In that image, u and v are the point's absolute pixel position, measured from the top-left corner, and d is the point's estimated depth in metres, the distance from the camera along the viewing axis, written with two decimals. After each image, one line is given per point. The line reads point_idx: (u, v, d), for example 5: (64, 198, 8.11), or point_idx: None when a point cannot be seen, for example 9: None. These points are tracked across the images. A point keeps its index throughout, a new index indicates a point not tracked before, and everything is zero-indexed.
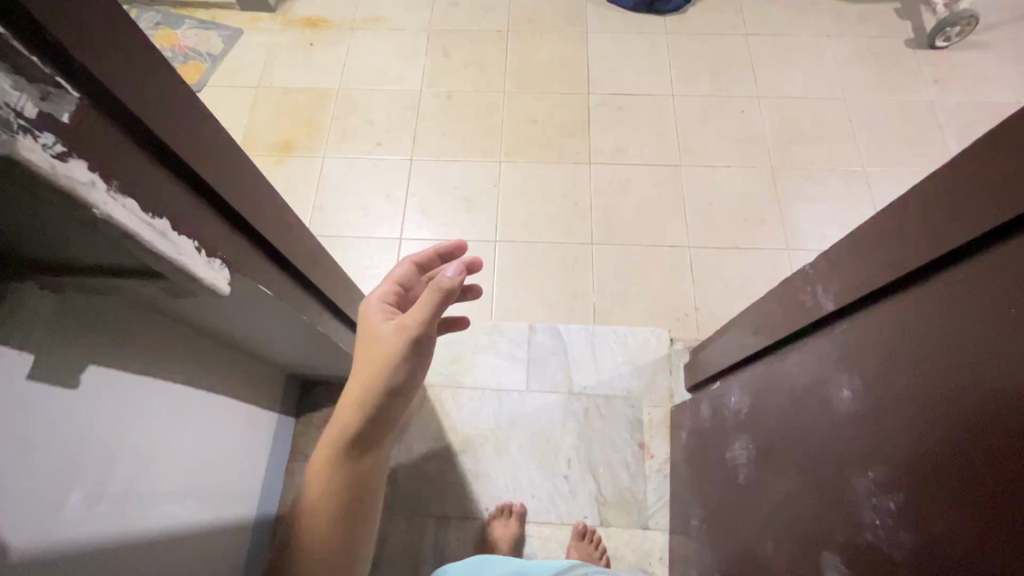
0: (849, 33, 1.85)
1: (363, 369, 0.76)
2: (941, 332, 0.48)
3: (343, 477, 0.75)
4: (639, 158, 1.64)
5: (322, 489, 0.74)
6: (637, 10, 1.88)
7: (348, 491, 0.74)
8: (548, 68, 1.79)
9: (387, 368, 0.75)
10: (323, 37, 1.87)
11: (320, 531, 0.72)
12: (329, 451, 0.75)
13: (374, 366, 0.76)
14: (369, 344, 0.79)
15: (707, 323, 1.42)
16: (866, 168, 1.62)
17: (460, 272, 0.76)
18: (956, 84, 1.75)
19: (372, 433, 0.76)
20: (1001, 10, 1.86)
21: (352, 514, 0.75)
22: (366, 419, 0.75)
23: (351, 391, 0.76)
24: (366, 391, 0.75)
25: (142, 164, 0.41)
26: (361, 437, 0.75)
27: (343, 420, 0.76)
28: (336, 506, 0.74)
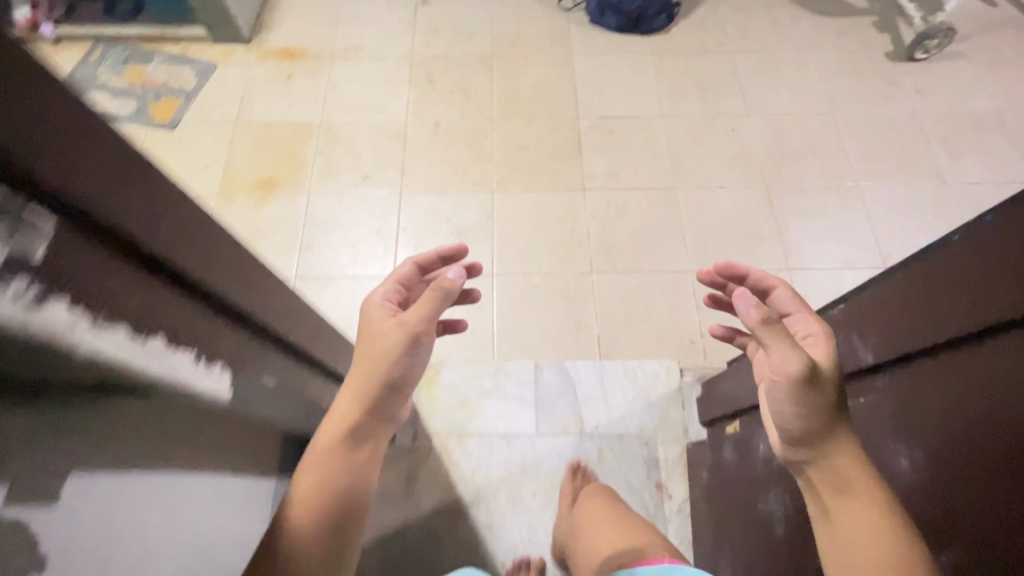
0: (832, 47, 1.86)
1: (363, 361, 0.73)
2: (999, 410, 0.49)
3: (339, 471, 0.67)
4: (633, 181, 1.62)
5: (315, 485, 0.65)
6: (621, 31, 1.87)
7: (343, 486, 0.67)
8: (535, 92, 1.76)
9: (388, 362, 0.72)
10: (302, 68, 1.82)
11: (301, 535, 0.62)
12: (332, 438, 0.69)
13: (376, 362, 0.72)
14: (370, 341, 0.74)
15: (714, 349, 1.39)
16: (859, 182, 1.62)
17: (462, 274, 0.75)
18: (938, 94, 1.76)
19: (373, 424, 0.72)
20: (976, 19, 1.89)
21: (344, 515, 0.66)
22: (368, 409, 0.71)
23: (355, 381, 0.72)
24: (371, 378, 0.72)
25: (152, 286, 0.37)
26: (363, 428, 0.71)
27: (343, 408, 0.71)
28: (329, 503, 0.65)
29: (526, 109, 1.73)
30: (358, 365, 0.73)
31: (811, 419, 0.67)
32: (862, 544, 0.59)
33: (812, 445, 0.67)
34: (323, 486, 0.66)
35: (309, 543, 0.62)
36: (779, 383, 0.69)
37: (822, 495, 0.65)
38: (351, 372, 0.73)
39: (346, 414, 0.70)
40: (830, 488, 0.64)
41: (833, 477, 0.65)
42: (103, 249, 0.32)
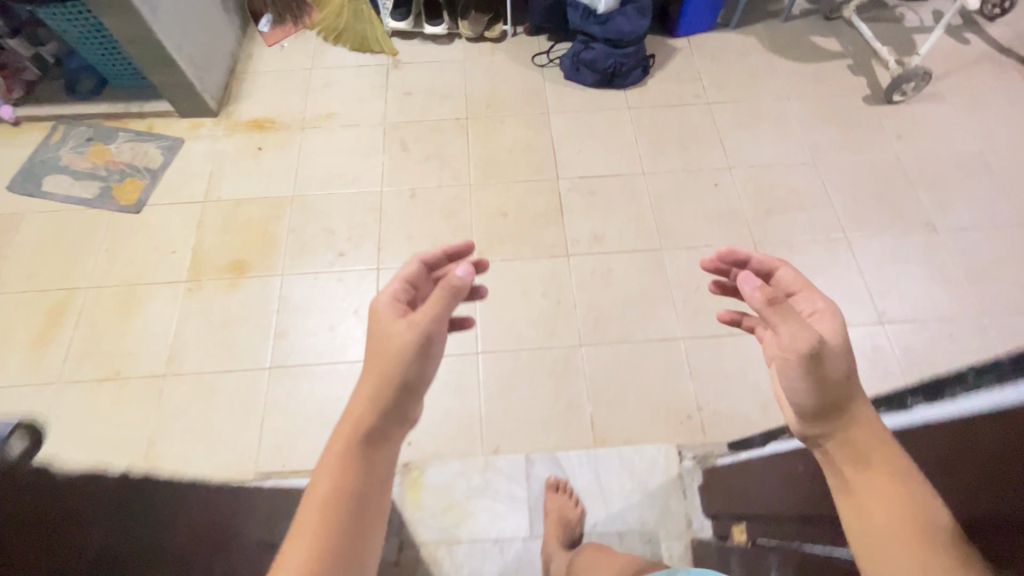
0: (809, 94, 1.84)
1: (373, 364, 0.68)
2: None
3: (350, 480, 0.63)
4: (618, 245, 1.57)
5: (324, 499, 0.61)
6: (597, 86, 1.85)
7: (355, 499, 0.62)
8: (513, 155, 1.73)
9: (401, 361, 0.68)
10: (272, 140, 1.77)
11: (309, 552, 0.57)
12: (342, 446, 0.64)
13: (387, 364, 0.68)
14: (380, 344, 0.70)
15: (714, 424, 1.33)
16: (846, 234, 1.59)
17: (472, 271, 0.72)
18: (918, 138, 1.75)
19: (386, 429, 0.67)
20: (950, 60, 1.90)
21: (355, 531, 0.61)
22: (381, 412, 0.66)
23: (363, 385, 0.68)
24: (382, 378, 0.67)
25: (120, 521, 0.55)
26: (376, 433, 0.66)
27: (352, 414, 0.66)
28: (337, 518, 0.60)
29: (505, 174, 1.69)
30: (367, 369, 0.69)
31: (821, 392, 0.70)
32: (877, 515, 0.61)
33: (835, 443, 0.69)
34: (333, 500, 0.61)
35: (315, 563, 0.57)
36: (788, 361, 0.72)
37: (843, 469, 0.67)
38: (360, 373, 0.69)
39: (361, 418, 0.66)
40: (851, 462, 0.66)
41: (854, 450, 0.67)
42: (82, 530, 0.49)
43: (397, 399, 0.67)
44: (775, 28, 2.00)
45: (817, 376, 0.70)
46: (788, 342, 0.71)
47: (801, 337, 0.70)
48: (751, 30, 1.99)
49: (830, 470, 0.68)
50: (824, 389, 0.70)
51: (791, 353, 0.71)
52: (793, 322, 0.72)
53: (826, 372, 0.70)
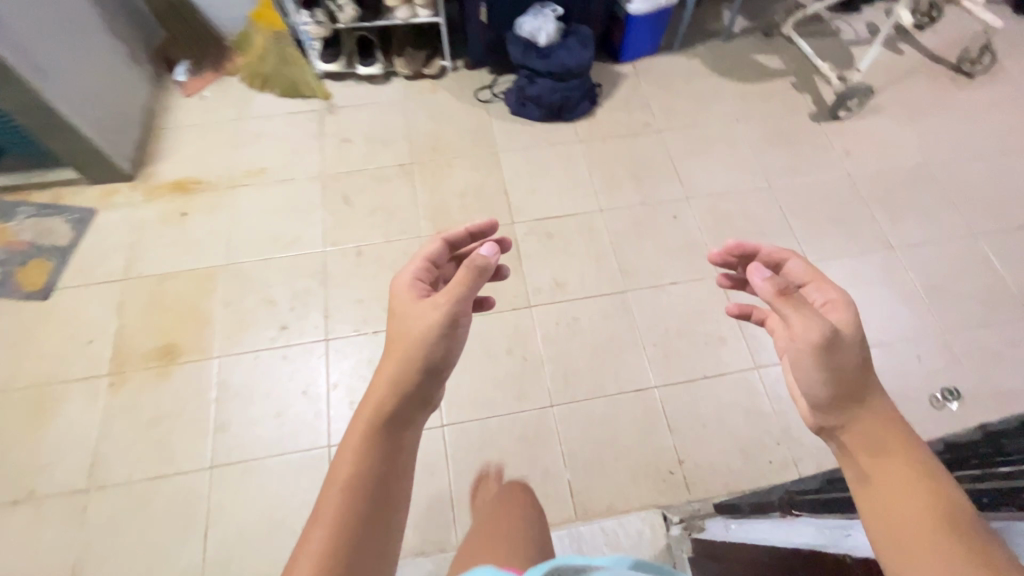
0: (757, 115, 1.83)
1: (399, 344, 0.72)
2: None
3: (374, 461, 0.66)
4: (581, 291, 1.50)
5: (348, 476, 0.65)
6: (545, 121, 1.77)
7: (377, 482, 0.65)
8: (463, 201, 1.63)
9: (431, 340, 0.72)
10: (198, 203, 1.61)
11: (331, 524, 0.61)
12: (366, 426, 0.68)
13: (413, 343, 0.72)
14: (405, 322, 0.74)
15: (697, 479, 1.27)
16: (808, 259, 1.57)
17: (495, 252, 0.75)
18: (866, 153, 1.76)
19: (408, 413, 0.71)
20: (887, 71, 1.92)
21: (376, 512, 0.64)
22: (405, 394, 0.71)
23: (390, 367, 0.72)
24: (406, 359, 0.71)
25: None
26: (400, 416, 0.70)
27: (377, 395, 0.70)
28: (360, 498, 0.63)
29: (457, 222, 1.59)
30: (393, 348, 0.73)
31: (838, 384, 0.79)
32: (894, 504, 0.66)
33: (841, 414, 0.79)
34: (359, 477, 0.65)
35: (338, 533, 0.61)
36: (801, 350, 0.80)
37: (859, 458, 0.74)
38: (385, 353, 0.73)
39: (387, 396, 0.70)
40: (868, 454, 0.73)
41: (871, 442, 0.74)
42: None
43: (422, 383, 0.71)
44: (717, 47, 1.98)
45: (831, 365, 0.79)
46: (804, 333, 0.79)
47: (814, 330, 0.78)
48: (694, 51, 1.96)
49: (848, 462, 0.74)
50: (840, 380, 0.78)
51: (808, 343, 0.79)
52: (806, 311, 0.80)
53: (840, 361, 0.79)
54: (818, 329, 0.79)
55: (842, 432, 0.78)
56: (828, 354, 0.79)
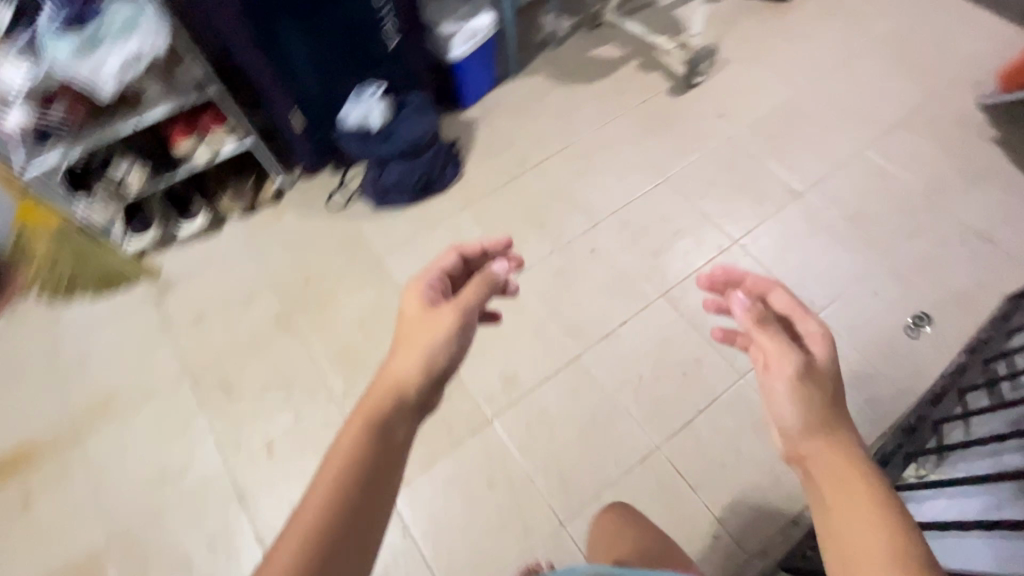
0: (622, 110, 1.74)
1: (411, 341, 0.80)
2: None
3: (370, 456, 0.67)
4: (537, 375, 1.31)
5: (343, 455, 0.66)
6: (417, 202, 1.57)
7: (371, 463, 0.66)
8: (366, 329, 1.39)
9: (432, 339, 0.79)
10: (42, 475, 1.25)
11: (324, 497, 0.62)
12: (364, 418, 0.71)
13: (418, 337, 0.80)
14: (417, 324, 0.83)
15: (743, 529, 1.14)
16: (735, 238, 1.49)
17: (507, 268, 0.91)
18: (736, 109, 1.72)
19: (401, 409, 0.73)
20: (716, 23, 1.91)
21: (365, 498, 0.64)
22: (406, 385, 0.75)
23: (400, 362, 0.77)
24: (415, 352, 0.78)
25: None
26: (396, 410, 0.72)
27: (380, 390, 0.75)
28: (350, 485, 0.64)
29: (370, 359, 1.35)
30: (405, 348, 0.80)
31: (808, 406, 0.71)
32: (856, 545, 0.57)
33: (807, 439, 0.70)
34: (355, 468, 0.65)
35: (329, 509, 0.62)
36: (774, 377, 0.75)
37: (822, 491, 0.64)
38: (393, 350, 0.80)
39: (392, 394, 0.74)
40: (830, 486, 0.64)
41: (831, 473, 0.65)
42: None
43: (418, 375, 0.76)
44: (554, 56, 1.87)
45: (798, 397, 0.71)
46: (774, 358, 0.75)
47: (787, 359, 0.74)
48: (533, 69, 1.84)
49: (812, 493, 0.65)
50: (812, 410, 0.70)
51: (779, 371, 0.74)
52: (779, 341, 0.76)
53: (818, 392, 0.71)
54: (792, 359, 0.74)
55: (807, 460, 0.68)
56: (806, 380, 0.73)
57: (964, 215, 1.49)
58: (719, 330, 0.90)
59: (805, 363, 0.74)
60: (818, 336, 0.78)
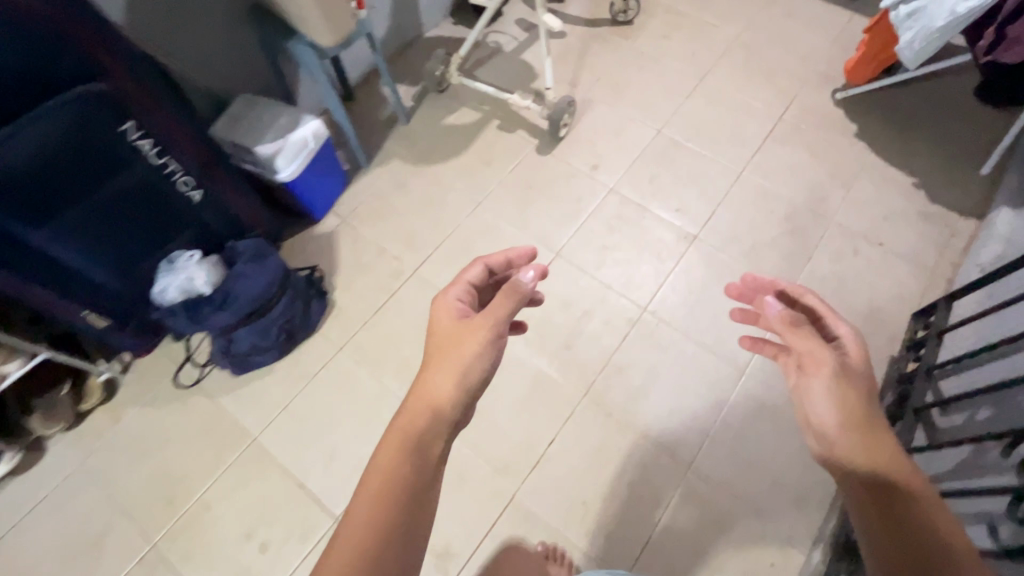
0: (493, 183, 1.58)
1: (442, 355, 0.72)
2: None
3: (403, 485, 0.62)
4: (471, 534, 1.16)
5: (380, 487, 0.61)
6: (283, 353, 1.32)
7: (410, 494, 0.61)
8: (259, 538, 1.15)
9: (470, 354, 0.71)
10: None
11: (374, 534, 0.58)
12: (398, 448, 0.64)
13: (454, 358, 0.70)
14: (450, 342, 0.72)
15: None
16: (644, 304, 1.38)
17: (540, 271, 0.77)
18: (609, 154, 1.62)
19: (437, 433, 0.66)
20: (568, 62, 1.81)
21: (406, 533, 0.59)
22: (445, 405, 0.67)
23: (432, 381, 0.69)
24: (452, 368, 0.70)
25: None
26: (429, 434, 0.66)
27: (414, 410, 0.67)
28: (394, 517, 0.59)
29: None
30: (437, 357, 0.72)
31: (846, 407, 0.71)
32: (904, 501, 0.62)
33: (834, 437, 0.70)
34: (388, 489, 0.61)
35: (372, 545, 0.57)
36: (819, 382, 0.73)
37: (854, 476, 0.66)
38: (425, 365, 0.71)
39: (430, 414, 0.67)
40: (863, 471, 0.65)
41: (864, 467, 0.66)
42: None
43: (455, 395, 0.68)
44: (405, 133, 1.67)
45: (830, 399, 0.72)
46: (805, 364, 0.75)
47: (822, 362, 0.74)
48: (385, 154, 1.63)
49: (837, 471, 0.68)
50: (850, 409, 0.71)
51: (809, 371, 0.76)
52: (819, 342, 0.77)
53: (855, 395, 0.71)
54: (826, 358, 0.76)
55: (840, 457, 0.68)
56: (844, 380, 0.73)
57: (848, 222, 1.49)
58: (747, 339, 0.88)
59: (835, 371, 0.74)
60: (848, 336, 0.78)
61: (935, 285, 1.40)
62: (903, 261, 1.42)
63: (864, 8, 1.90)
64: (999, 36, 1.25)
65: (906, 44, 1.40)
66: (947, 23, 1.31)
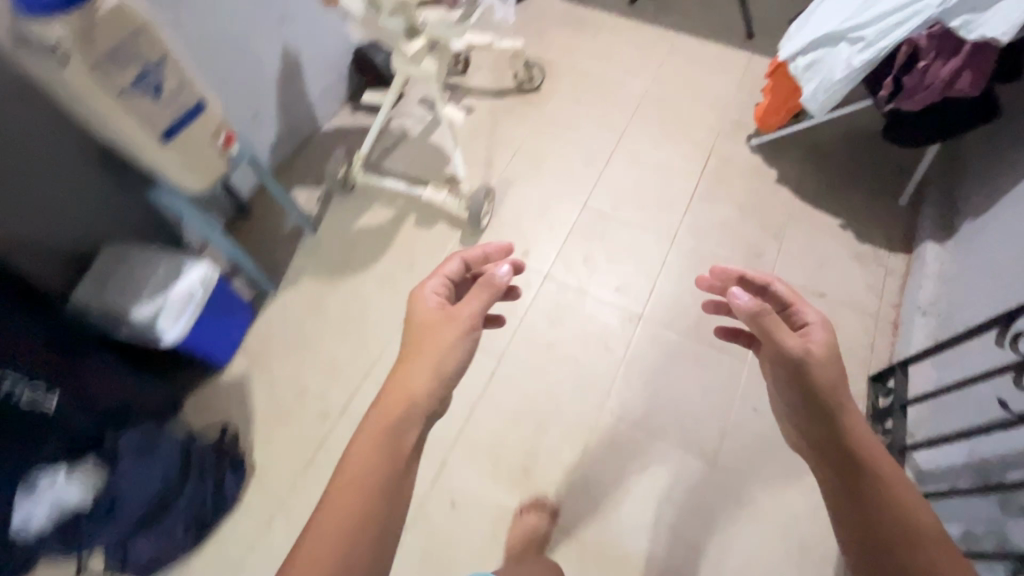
0: (418, 287, 1.45)
1: (416, 352, 0.76)
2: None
3: (381, 466, 0.66)
4: None
5: (359, 469, 0.65)
6: (197, 543, 1.12)
7: (389, 480, 0.65)
8: None
9: (440, 354, 0.76)
10: None
11: (349, 518, 0.61)
12: (371, 438, 0.68)
13: (428, 355, 0.75)
14: (425, 337, 0.77)
15: None
16: (597, 403, 1.29)
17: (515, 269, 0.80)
18: (538, 237, 1.52)
19: (410, 426, 0.70)
20: (480, 141, 1.72)
21: (386, 512, 0.63)
22: (412, 405, 0.71)
23: (409, 376, 0.74)
24: (425, 368, 0.74)
25: None
26: (406, 421, 0.70)
27: (389, 406, 0.71)
28: (373, 504, 0.63)
29: None
30: (413, 357, 0.76)
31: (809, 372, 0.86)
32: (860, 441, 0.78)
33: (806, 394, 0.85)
34: (370, 477, 0.65)
35: (356, 521, 0.61)
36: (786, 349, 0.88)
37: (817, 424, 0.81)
38: (402, 363, 0.75)
39: (407, 405, 0.71)
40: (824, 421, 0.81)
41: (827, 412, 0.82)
42: None
43: (431, 387, 0.73)
44: (313, 245, 1.52)
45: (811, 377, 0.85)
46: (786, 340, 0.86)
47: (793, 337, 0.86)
48: (295, 273, 1.47)
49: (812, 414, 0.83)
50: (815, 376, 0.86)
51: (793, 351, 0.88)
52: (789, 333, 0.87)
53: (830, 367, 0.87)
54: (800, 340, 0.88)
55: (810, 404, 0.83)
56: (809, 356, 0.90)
57: (787, 276, 1.46)
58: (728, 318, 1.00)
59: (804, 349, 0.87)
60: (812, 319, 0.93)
61: (882, 330, 1.38)
62: (848, 310, 1.40)
63: (760, 47, 1.93)
64: (902, 86, 1.25)
65: (810, 97, 1.39)
66: (846, 75, 1.32)
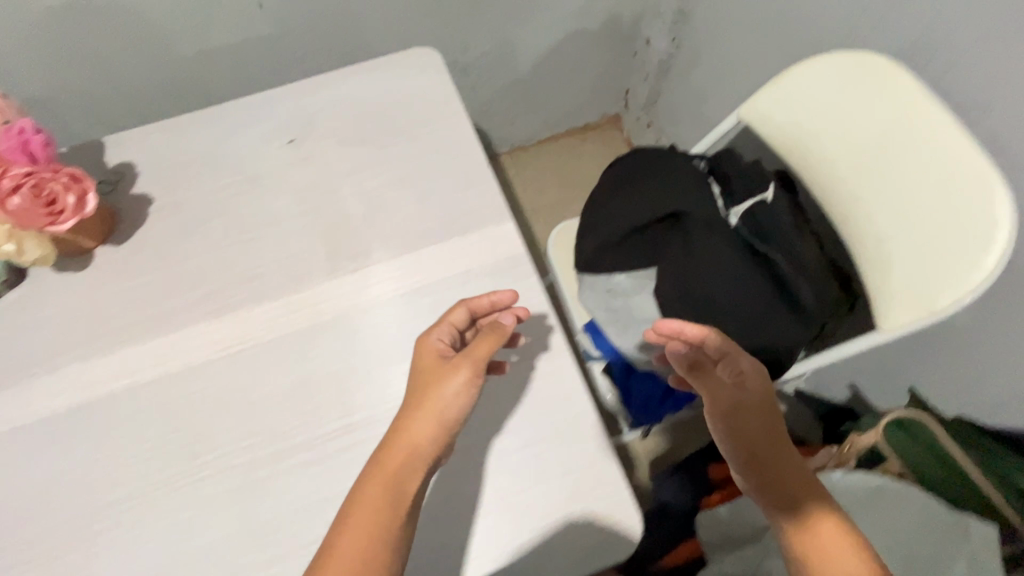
0: None
1: (406, 429, 0.52)
2: None
3: (364, 533, 0.48)
4: None
5: (370, 515, 0.49)
6: None
7: (380, 546, 0.48)
8: None
9: (434, 405, 0.53)
10: None
11: (371, 521, 0.49)
12: (377, 493, 0.50)
13: (425, 412, 0.53)
14: (424, 394, 0.54)
15: None
16: None
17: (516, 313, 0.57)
18: None
19: (411, 478, 0.51)
20: None
21: None
22: (414, 459, 0.51)
23: (384, 453, 0.52)
24: (400, 450, 0.52)
25: None
26: (405, 475, 0.51)
27: (379, 475, 0.51)
28: None
29: None
30: (390, 455, 0.52)
31: (748, 398, 0.56)
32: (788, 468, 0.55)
33: (730, 400, 0.56)
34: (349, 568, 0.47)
35: (384, 522, 0.49)
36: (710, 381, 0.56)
37: (745, 431, 0.56)
38: (410, 410, 0.53)
39: (395, 476, 0.51)
40: (753, 423, 0.56)
41: (749, 428, 0.56)
42: None
43: (422, 465, 0.52)
44: None
45: (730, 418, 0.56)
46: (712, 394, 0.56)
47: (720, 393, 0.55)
48: None
49: (738, 415, 0.56)
50: (753, 403, 0.56)
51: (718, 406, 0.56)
52: (715, 380, 0.56)
53: (762, 409, 0.56)
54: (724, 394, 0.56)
55: (740, 422, 0.56)
56: (743, 385, 0.56)
57: None
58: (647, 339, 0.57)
59: (734, 384, 0.56)
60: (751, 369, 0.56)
61: None
62: None
63: None
64: None
65: None
66: None
